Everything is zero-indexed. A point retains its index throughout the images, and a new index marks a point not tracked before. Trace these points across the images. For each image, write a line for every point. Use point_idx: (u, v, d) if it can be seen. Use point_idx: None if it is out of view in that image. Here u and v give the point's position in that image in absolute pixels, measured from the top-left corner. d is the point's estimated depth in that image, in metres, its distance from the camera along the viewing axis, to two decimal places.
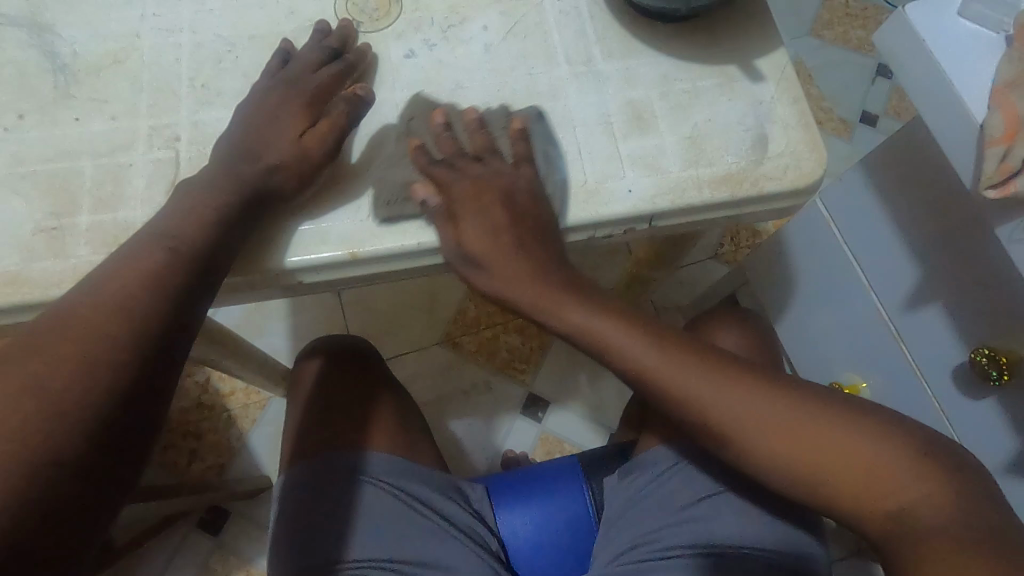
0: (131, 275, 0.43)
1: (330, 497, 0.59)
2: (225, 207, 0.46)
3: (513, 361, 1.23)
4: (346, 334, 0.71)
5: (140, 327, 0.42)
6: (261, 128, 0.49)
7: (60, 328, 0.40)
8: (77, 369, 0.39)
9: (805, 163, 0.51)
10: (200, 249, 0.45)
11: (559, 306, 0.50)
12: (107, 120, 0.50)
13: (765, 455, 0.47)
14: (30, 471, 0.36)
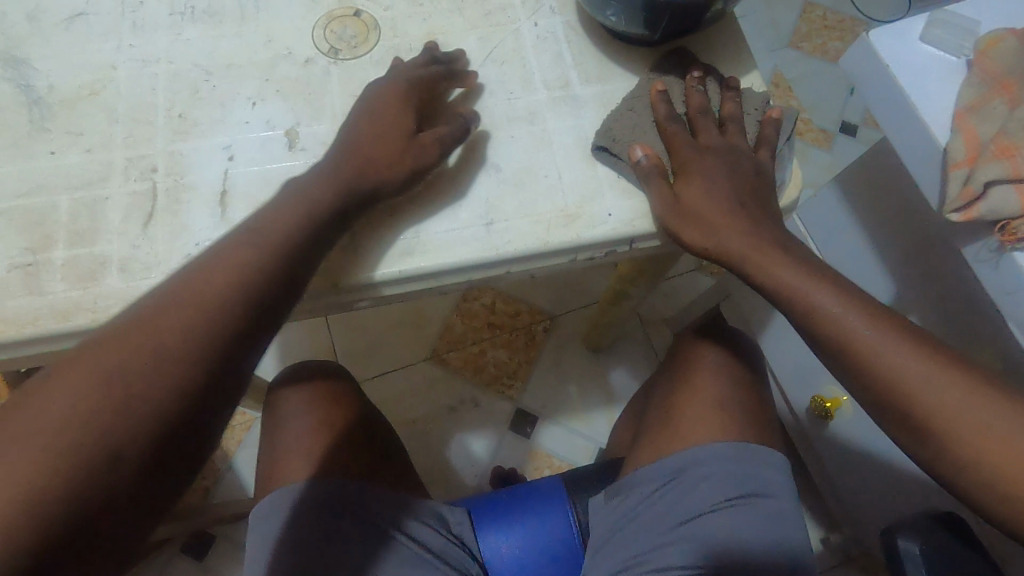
0: (146, 350, 0.38)
1: (309, 525, 0.57)
2: (318, 213, 0.45)
3: (500, 376, 1.23)
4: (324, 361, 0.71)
5: (221, 326, 0.40)
6: (368, 127, 0.49)
7: (138, 323, 0.39)
8: (147, 369, 0.37)
9: (786, 185, 0.53)
10: (293, 245, 0.44)
11: (766, 263, 0.46)
12: (83, 153, 0.49)
13: (972, 465, 0.40)
14: (80, 473, 0.34)
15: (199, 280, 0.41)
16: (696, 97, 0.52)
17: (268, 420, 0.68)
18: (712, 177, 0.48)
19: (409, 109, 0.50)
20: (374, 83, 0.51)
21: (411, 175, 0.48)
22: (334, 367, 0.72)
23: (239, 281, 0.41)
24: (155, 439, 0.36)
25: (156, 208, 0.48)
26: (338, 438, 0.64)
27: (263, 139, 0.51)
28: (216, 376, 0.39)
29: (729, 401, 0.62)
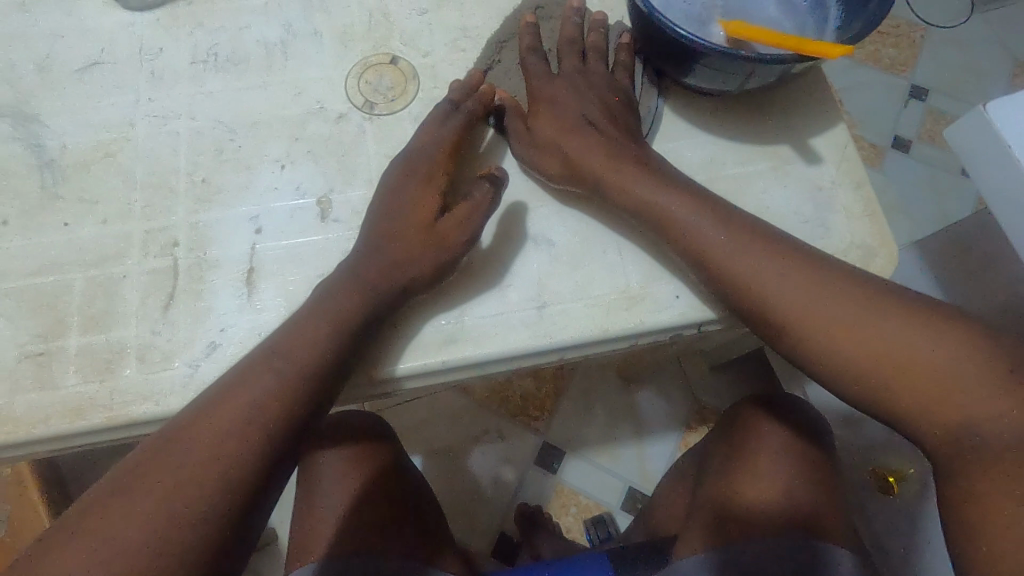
0: (157, 515, 0.33)
1: None
2: (346, 326, 0.40)
3: (526, 406, 1.18)
4: (363, 412, 0.67)
5: (238, 476, 0.35)
6: (391, 208, 0.44)
7: (145, 480, 0.34)
8: (155, 539, 0.32)
9: (873, 264, 0.45)
10: (322, 368, 0.39)
11: (618, 175, 0.44)
12: (97, 223, 0.45)
13: (831, 355, 0.37)
14: None
15: (211, 417, 0.36)
16: (567, 27, 0.49)
17: (302, 477, 0.64)
18: (563, 104, 0.47)
19: (436, 186, 0.45)
20: (401, 155, 0.46)
21: (439, 267, 0.43)
22: (375, 417, 0.68)
23: (259, 416, 0.36)
24: None
25: (176, 288, 0.44)
26: (371, 508, 0.60)
27: (293, 208, 0.46)
28: (237, 532, 0.34)
29: None
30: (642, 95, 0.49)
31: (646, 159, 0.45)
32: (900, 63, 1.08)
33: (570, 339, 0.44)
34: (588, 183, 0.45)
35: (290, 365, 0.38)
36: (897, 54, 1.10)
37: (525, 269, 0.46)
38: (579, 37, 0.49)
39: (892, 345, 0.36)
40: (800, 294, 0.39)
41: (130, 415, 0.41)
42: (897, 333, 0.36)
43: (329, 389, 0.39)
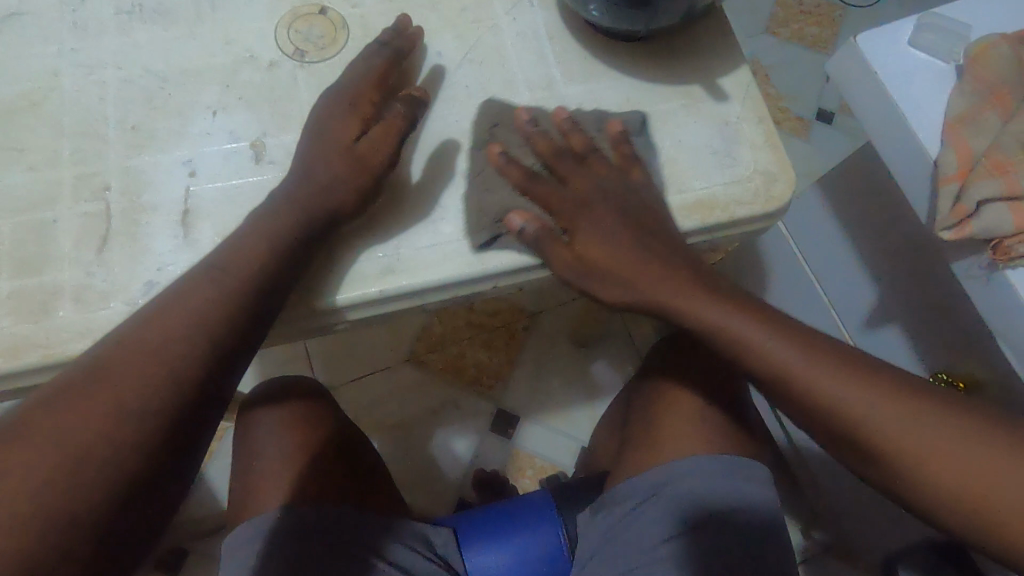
0: (94, 426, 0.35)
1: (308, 564, 0.56)
2: (279, 241, 0.43)
3: (481, 376, 1.21)
4: (303, 378, 0.69)
5: (184, 371, 0.38)
6: (324, 137, 0.46)
7: (93, 374, 0.37)
8: (104, 421, 0.36)
9: (775, 186, 0.50)
10: (259, 280, 0.41)
11: (689, 302, 0.44)
12: (25, 170, 0.45)
13: (938, 485, 0.38)
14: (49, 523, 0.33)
15: (144, 341, 0.38)
16: (540, 139, 0.47)
17: (243, 438, 0.65)
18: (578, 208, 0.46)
19: (359, 115, 0.47)
20: (328, 90, 0.48)
21: (362, 188, 0.45)
22: (311, 383, 0.70)
23: (192, 342, 0.39)
24: (129, 491, 0.35)
25: (111, 231, 0.44)
26: (316, 462, 0.62)
27: (226, 151, 0.47)
28: (176, 437, 0.38)
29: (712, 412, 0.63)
30: (564, 46, 0.53)
31: (703, 273, 0.45)
32: (822, 41, 1.16)
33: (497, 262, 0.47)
34: (661, 310, 0.45)
35: (221, 293, 0.40)
36: (820, 33, 1.18)
37: (454, 199, 0.48)
38: (558, 146, 0.47)
39: (951, 463, 0.38)
40: (892, 427, 0.39)
41: (68, 352, 0.41)
42: (956, 450, 0.38)
43: (265, 308, 0.42)
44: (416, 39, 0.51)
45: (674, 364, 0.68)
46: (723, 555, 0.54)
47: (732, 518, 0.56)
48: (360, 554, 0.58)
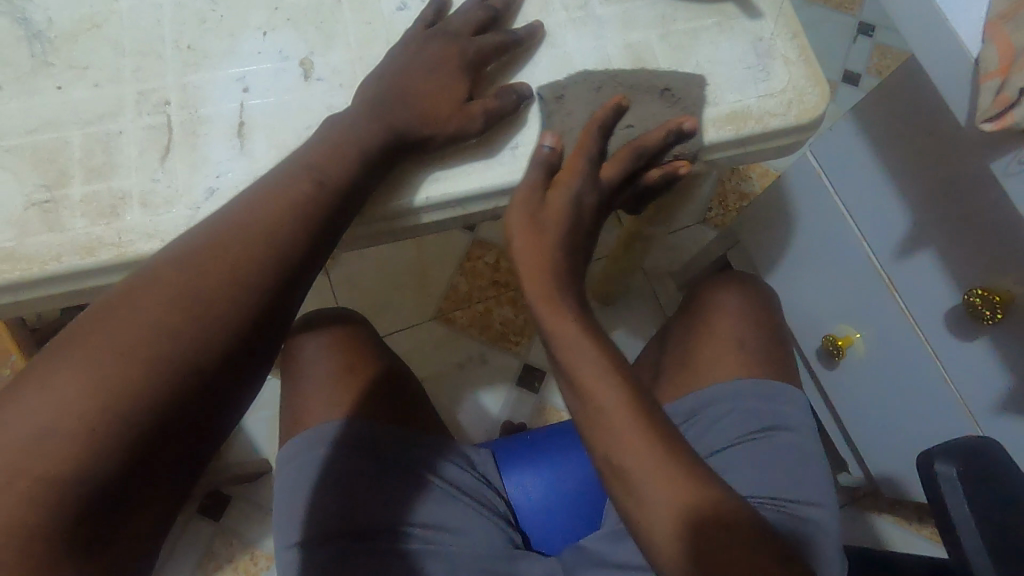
0: (201, 298, 0.37)
1: (360, 472, 0.60)
2: (365, 149, 0.45)
3: (507, 333, 1.24)
4: (338, 309, 0.72)
5: (282, 255, 0.41)
6: (419, 74, 0.48)
7: (207, 247, 0.40)
8: (218, 288, 0.38)
9: (807, 98, 0.50)
10: (347, 180, 0.44)
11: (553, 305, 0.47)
12: (90, 87, 0.48)
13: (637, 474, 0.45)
14: (165, 363, 0.35)
15: (226, 245, 0.40)
16: (657, 133, 0.48)
17: (285, 360, 0.68)
18: (546, 234, 0.47)
19: (466, 77, 0.49)
20: (432, 38, 0.49)
21: (457, 139, 0.47)
22: (348, 314, 0.73)
23: (268, 254, 0.40)
24: (233, 351, 0.38)
25: (172, 141, 0.47)
26: (361, 386, 0.65)
27: (276, 69, 0.49)
28: (274, 313, 0.40)
29: (745, 338, 0.67)
30: None
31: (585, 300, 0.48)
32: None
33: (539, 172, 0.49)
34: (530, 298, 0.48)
35: (292, 210, 0.42)
36: None
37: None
38: (648, 147, 0.48)
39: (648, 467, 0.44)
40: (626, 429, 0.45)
41: (137, 252, 0.44)
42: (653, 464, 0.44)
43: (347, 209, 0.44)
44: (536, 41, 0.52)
45: (710, 302, 0.71)
46: (754, 464, 0.60)
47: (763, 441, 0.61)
48: (407, 467, 0.62)
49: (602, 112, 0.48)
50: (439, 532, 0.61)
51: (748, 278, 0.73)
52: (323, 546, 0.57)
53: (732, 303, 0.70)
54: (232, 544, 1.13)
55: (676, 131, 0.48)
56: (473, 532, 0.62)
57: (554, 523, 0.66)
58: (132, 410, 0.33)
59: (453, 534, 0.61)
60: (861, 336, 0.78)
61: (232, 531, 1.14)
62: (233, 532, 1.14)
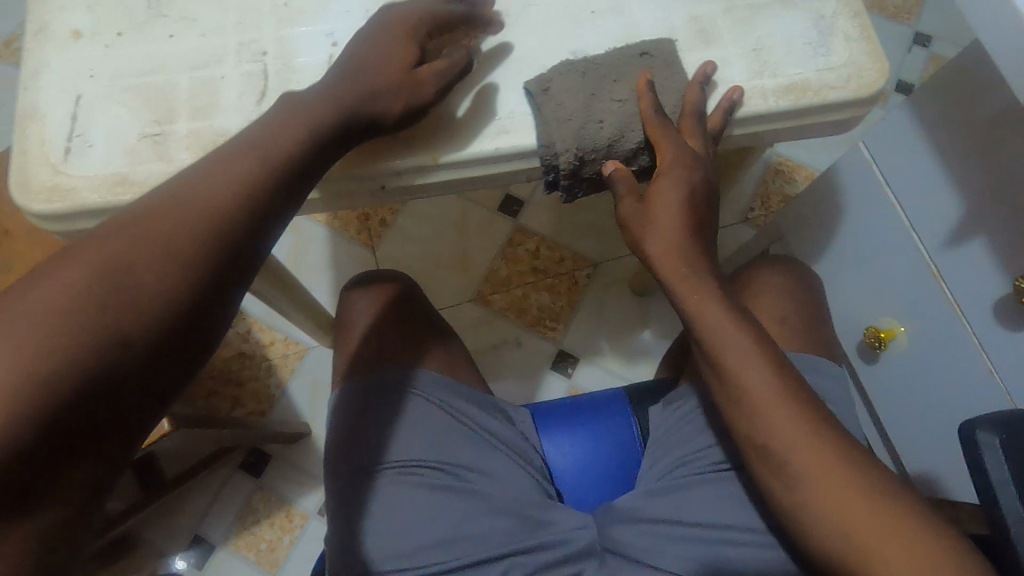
0: (164, 251, 0.39)
1: (382, 413, 0.67)
2: (337, 118, 0.47)
3: (544, 318, 1.28)
4: (390, 270, 0.79)
5: (244, 209, 0.43)
6: (373, 53, 0.50)
7: (165, 206, 0.41)
8: (179, 240, 0.40)
9: (867, 73, 0.53)
10: (307, 144, 0.46)
11: (679, 282, 0.52)
12: (198, 36, 0.53)
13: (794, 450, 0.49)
14: (126, 312, 0.37)
15: (166, 221, 0.40)
16: (690, 92, 0.52)
17: (339, 315, 0.77)
18: (658, 223, 0.52)
19: (415, 45, 0.50)
20: (388, 25, 0.50)
21: (407, 108, 0.49)
22: (400, 276, 0.80)
23: (207, 234, 0.41)
24: (196, 298, 0.40)
25: (267, 87, 0.51)
26: (394, 336, 0.72)
27: (363, 25, 0.54)
28: (233, 264, 0.42)
29: (783, 317, 0.70)
30: None
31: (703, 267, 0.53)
32: (904, 11, 1.26)
33: (595, 133, 0.52)
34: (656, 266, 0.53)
35: (258, 172, 0.44)
36: (902, 3, 1.28)
37: (564, 70, 0.53)
38: (700, 104, 0.52)
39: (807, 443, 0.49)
40: (769, 399, 0.49)
41: None
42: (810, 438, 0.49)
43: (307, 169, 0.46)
44: (495, 24, 0.54)
45: (752, 282, 0.73)
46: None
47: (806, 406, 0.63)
48: (451, 415, 0.68)
49: (641, 96, 0.52)
50: (469, 472, 0.66)
51: (790, 262, 0.76)
52: (359, 479, 0.65)
53: (770, 283, 0.73)
54: (269, 502, 1.19)
55: (702, 76, 0.52)
56: (510, 480, 0.66)
57: (587, 483, 0.70)
58: (97, 355, 0.35)
59: (484, 475, 0.66)
60: (905, 329, 0.79)
61: (268, 489, 1.19)
62: (269, 490, 1.19)
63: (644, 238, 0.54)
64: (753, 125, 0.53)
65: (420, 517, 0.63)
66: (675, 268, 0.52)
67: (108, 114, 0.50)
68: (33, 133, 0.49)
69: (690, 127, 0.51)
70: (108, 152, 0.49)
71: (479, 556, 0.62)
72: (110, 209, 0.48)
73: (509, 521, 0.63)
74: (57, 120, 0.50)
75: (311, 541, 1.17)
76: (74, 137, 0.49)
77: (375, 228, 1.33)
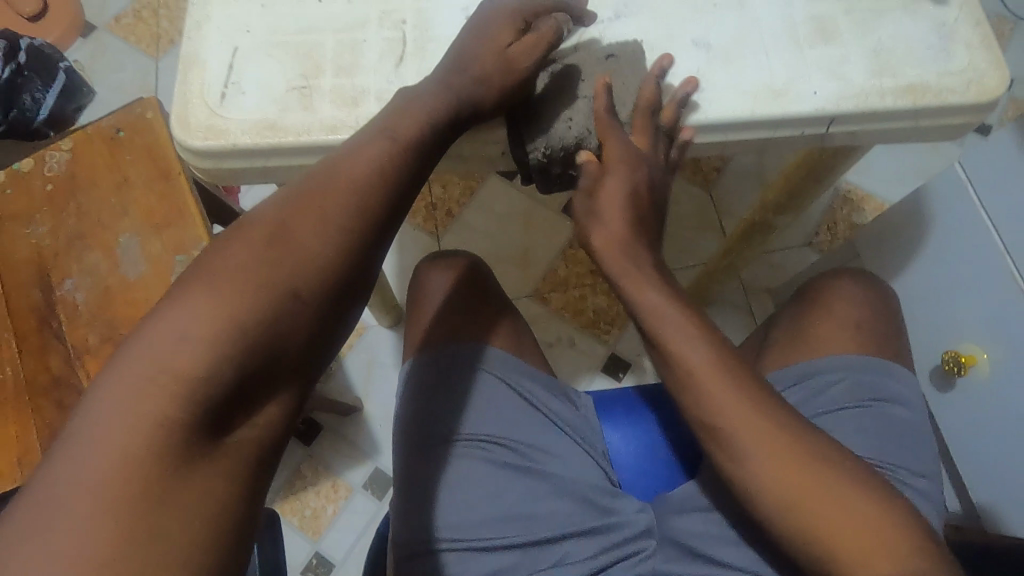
0: (351, 186, 0.43)
1: (460, 385, 0.68)
2: (481, 79, 0.51)
3: (598, 320, 1.29)
4: (465, 252, 0.80)
5: (409, 149, 0.46)
6: (475, 39, 0.53)
7: (347, 151, 0.45)
8: (362, 176, 0.43)
9: (987, 80, 0.54)
10: (464, 100, 0.50)
11: (635, 279, 0.54)
12: (345, 2, 0.57)
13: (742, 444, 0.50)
14: (324, 238, 0.41)
15: (325, 189, 0.42)
16: (647, 90, 0.54)
17: (412, 290, 0.78)
18: (608, 223, 0.55)
19: (512, 32, 0.53)
20: (496, 14, 0.54)
21: (504, 91, 0.52)
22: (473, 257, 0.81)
23: (361, 200, 0.43)
24: (376, 225, 0.43)
25: (406, 52, 0.55)
26: (481, 316, 0.74)
27: None
28: (403, 195, 0.45)
29: (862, 324, 0.69)
30: None
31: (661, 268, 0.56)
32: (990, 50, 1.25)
33: (563, 132, 0.55)
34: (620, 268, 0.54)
35: (423, 121, 0.48)
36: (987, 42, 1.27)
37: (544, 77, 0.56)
38: (655, 100, 0.54)
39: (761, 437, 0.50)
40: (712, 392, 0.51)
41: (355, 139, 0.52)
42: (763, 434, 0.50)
43: (461, 116, 0.50)
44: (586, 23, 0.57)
45: (827, 288, 0.73)
46: (858, 429, 0.62)
47: (879, 412, 0.63)
48: (521, 394, 0.69)
49: (596, 96, 0.54)
50: (538, 452, 0.67)
51: (869, 275, 0.75)
52: (436, 452, 0.66)
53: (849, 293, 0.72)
54: (317, 470, 1.22)
55: (660, 68, 0.55)
56: (572, 464, 0.67)
57: (643, 473, 0.71)
58: (299, 275, 0.40)
59: (551, 457, 0.67)
60: (988, 356, 0.77)
61: (316, 459, 1.22)
62: (318, 461, 1.22)
63: (591, 229, 0.56)
64: (866, 120, 0.55)
65: (487, 490, 0.64)
66: (613, 258, 0.55)
67: (261, 66, 0.54)
68: (193, 78, 0.54)
69: (642, 122, 0.54)
70: (259, 100, 0.53)
71: (547, 535, 0.62)
72: (259, 152, 0.52)
73: (572, 503, 0.64)
74: (216, 69, 0.54)
75: (354, 513, 1.19)
76: (229, 84, 0.53)
77: (441, 218, 1.36)
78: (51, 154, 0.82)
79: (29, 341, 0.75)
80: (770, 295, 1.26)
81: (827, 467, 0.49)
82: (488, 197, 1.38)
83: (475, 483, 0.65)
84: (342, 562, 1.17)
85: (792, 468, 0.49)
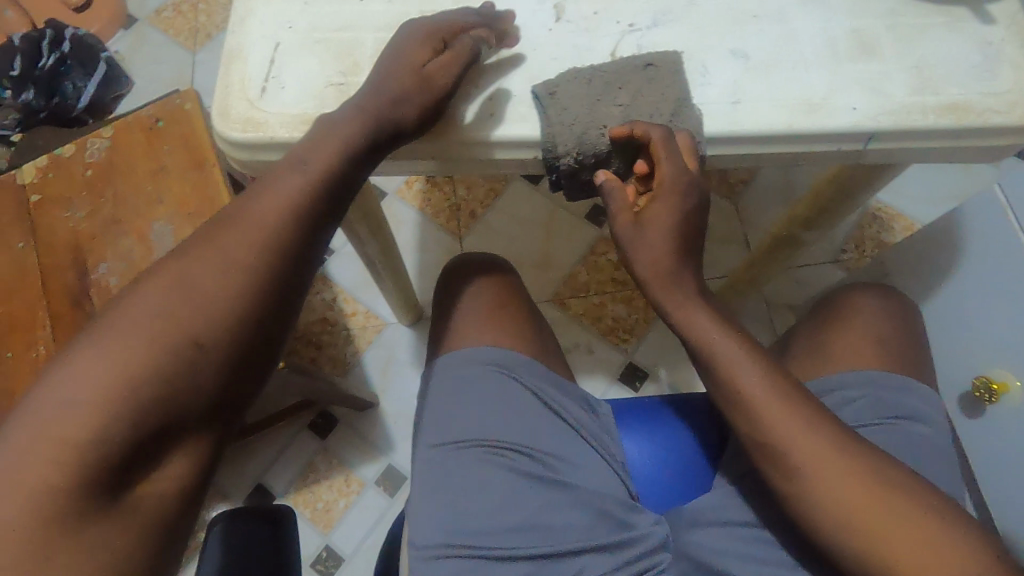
0: (254, 234, 0.44)
1: (483, 390, 0.68)
2: (402, 99, 0.51)
3: (617, 328, 1.28)
4: (490, 254, 0.81)
5: (317, 191, 0.47)
6: (390, 58, 0.53)
7: (249, 197, 0.46)
8: (263, 223, 0.45)
9: None
10: (374, 131, 0.50)
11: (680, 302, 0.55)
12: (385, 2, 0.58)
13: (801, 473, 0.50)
14: (220, 285, 0.42)
15: (221, 240, 0.44)
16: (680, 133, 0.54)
17: (441, 292, 0.78)
18: (652, 240, 0.55)
19: (431, 50, 0.53)
20: (410, 35, 0.54)
21: (425, 110, 0.51)
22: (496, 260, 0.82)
23: (262, 248, 0.44)
24: (274, 272, 0.44)
25: None
26: (512, 319, 0.74)
27: (535, 9, 0.58)
28: (309, 239, 0.46)
29: (886, 340, 0.68)
30: None
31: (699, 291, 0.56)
32: None
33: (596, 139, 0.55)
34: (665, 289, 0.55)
35: (334, 160, 0.48)
36: None
37: (571, 78, 0.55)
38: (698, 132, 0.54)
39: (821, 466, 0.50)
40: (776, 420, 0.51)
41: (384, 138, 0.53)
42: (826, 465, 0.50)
43: (375, 153, 0.51)
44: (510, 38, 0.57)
45: (850, 304, 0.72)
46: (881, 447, 0.61)
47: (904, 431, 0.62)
48: (545, 403, 0.69)
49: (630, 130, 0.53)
50: (557, 461, 0.66)
51: (892, 291, 0.74)
52: (458, 455, 0.65)
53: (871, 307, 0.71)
54: (331, 463, 1.23)
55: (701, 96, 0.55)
56: (592, 474, 0.67)
57: (660, 483, 0.70)
58: (195, 324, 0.41)
59: (570, 465, 0.66)
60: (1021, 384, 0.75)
61: (331, 453, 1.24)
62: (332, 454, 1.24)
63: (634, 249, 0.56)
64: (906, 138, 0.54)
65: (505, 497, 0.63)
66: (659, 280, 0.55)
67: (301, 61, 0.55)
68: (235, 71, 0.55)
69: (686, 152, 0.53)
70: (298, 94, 0.54)
71: (566, 546, 0.61)
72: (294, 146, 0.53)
73: (591, 515, 0.63)
74: (257, 63, 0.55)
75: (365, 508, 1.20)
76: (270, 78, 0.55)
77: (464, 219, 1.37)
78: (93, 141, 0.85)
79: (62, 321, 0.76)
80: (793, 311, 1.24)
81: (888, 496, 0.48)
82: (511, 200, 1.38)
83: (495, 491, 0.64)
84: (351, 556, 1.17)
85: (850, 496, 0.48)
